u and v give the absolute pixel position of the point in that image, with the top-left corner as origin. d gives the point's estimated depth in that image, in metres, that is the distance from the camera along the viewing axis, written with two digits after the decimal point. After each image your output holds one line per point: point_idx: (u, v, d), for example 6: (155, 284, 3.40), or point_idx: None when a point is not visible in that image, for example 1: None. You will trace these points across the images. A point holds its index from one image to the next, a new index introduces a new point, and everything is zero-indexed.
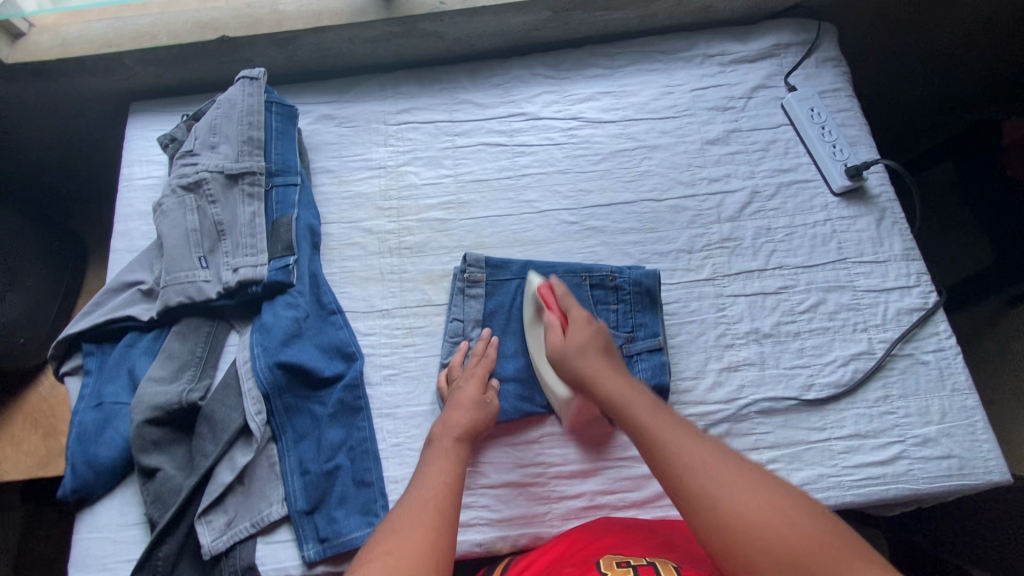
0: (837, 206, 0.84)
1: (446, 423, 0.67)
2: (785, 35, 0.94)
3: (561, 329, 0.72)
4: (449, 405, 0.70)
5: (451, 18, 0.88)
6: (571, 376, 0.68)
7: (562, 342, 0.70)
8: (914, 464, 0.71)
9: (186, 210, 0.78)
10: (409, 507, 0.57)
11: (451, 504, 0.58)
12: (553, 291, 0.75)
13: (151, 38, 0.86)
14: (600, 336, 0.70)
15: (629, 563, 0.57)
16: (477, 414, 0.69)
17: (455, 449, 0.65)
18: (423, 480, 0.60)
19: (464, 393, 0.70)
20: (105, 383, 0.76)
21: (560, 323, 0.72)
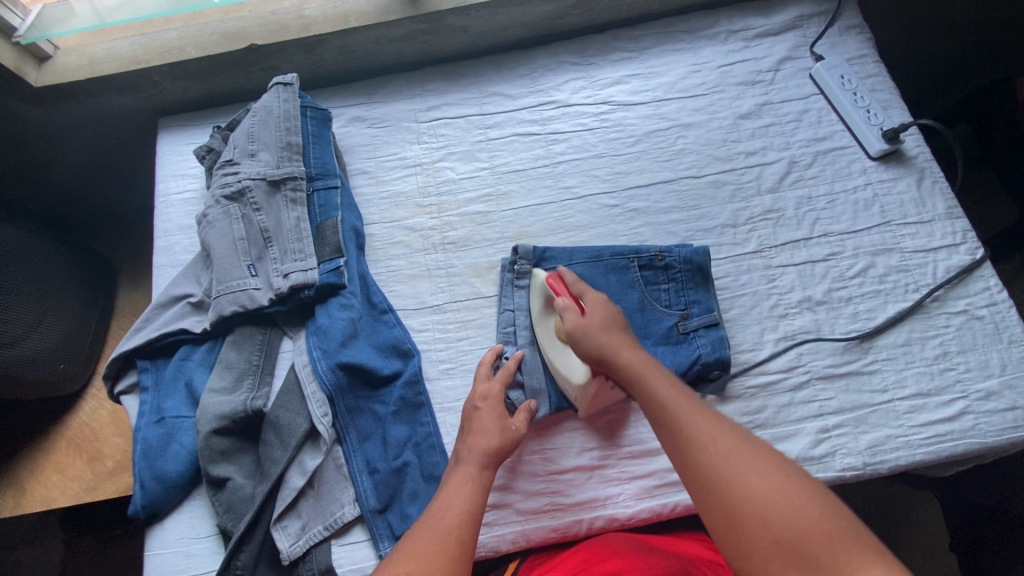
0: (875, 170, 0.84)
1: (471, 446, 0.66)
2: (806, 7, 0.95)
3: (577, 310, 0.70)
4: (472, 425, 0.68)
5: (477, 11, 0.88)
6: (591, 352, 0.67)
7: (578, 321, 0.69)
8: (979, 418, 0.71)
9: (232, 219, 0.78)
10: (423, 534, 0.58)
11: (468, 530, 0.59)
12: (562, 279, 0.73)
13: (179, 52, 0.86)
14: (614, 314, 0.70)
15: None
16: (500, 436, 0.67)
17: (476, 474, 0.64)
18: (442, 507, 0.61)
19: (486, 418, 0.68)
20: (165, 398, 0.76)
21: (575, 306, 0.70)
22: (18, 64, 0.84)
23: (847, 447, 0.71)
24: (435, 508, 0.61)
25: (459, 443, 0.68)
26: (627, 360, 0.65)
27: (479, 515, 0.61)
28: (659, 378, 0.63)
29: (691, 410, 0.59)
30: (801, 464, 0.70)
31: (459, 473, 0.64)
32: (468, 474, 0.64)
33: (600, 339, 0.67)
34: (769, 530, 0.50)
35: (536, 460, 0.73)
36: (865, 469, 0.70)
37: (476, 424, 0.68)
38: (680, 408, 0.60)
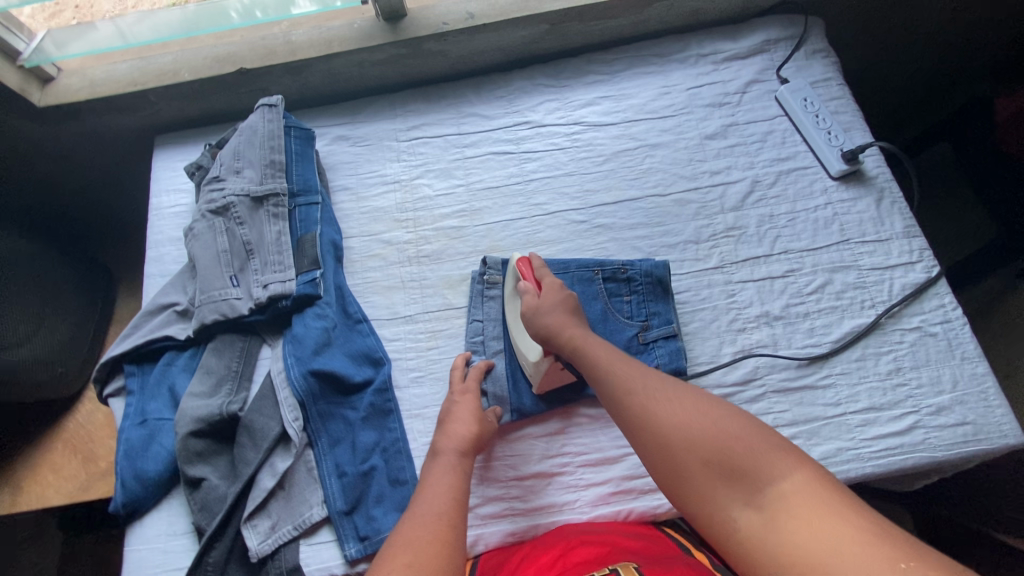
0: (836, 190, 0.87)
1: (449, 436, 0.71)
2: (774, 32, 0.98)
3: (535, 292, 0.77)
4: (450, 420, 0.73)
5: (454, 36, 0.93)
6: (539, 330, 0.74)
7: (534, 302, 0.76)
8: (930, 433, 0.73)
9: (217, 233, 0.83)
10: (414, 520, 0.60)
11: (455, 516, 0.61)
12: (531, 263, 0.80)
13: (175, 75, 0.92)
14: (569, 298, 0.76)
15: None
16: (476, 430, 0.72)
17: (455, 463, 0.68)
18: (431, 497, 0.63)
19: (462, 411, 0.73)
20: (148, 401, 0.80)
21: (533, 288, 0.77)
22: (22, 85, 0.90)
23: None
24: (421, 497, 0.64)
25: (437, 438, 0.72)
26: (569, 334, 0.71)
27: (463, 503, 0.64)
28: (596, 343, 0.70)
29: (626, 366, 0.66)
30: None
31: (441, 463, 0.68)
32: (449, 464, 0.68)
33: (555, 316, 0.74)
34: (700, 458, 0.53)
35: (499, 465, 0.76)
36: None
37: (453, 418, 0.73)
38: (619, 367, 0.66)
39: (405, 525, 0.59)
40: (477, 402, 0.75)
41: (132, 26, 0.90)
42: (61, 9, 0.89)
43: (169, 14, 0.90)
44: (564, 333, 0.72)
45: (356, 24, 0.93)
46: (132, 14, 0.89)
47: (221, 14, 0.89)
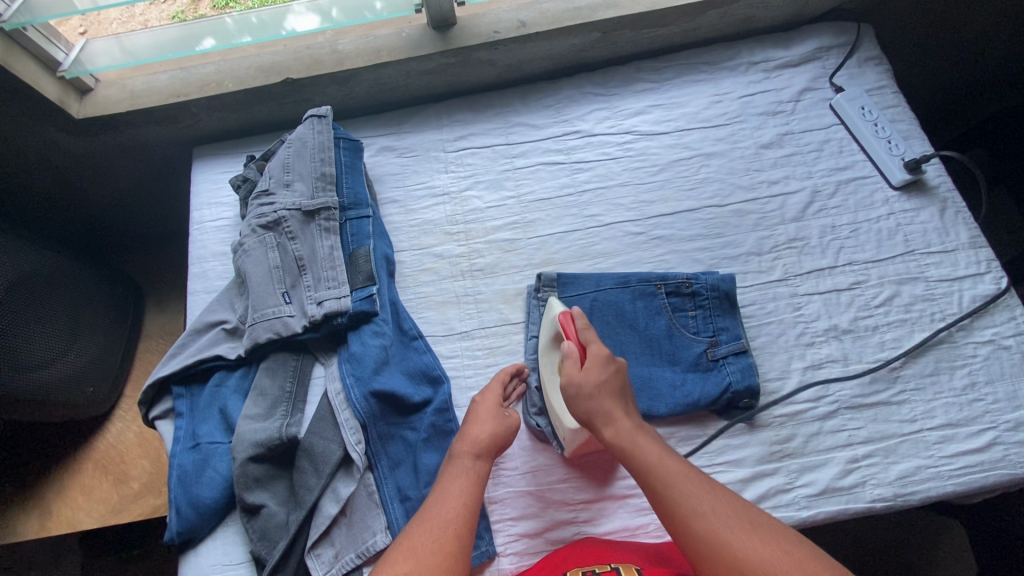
0: (898, 200, 0.85)
1: (466, 437, 0.69)
2: (826, 39, 0.97)
3: (577, 360, 0.71)
4: (468, 420, 0.71)
5: (505, 45, 0.90)
6: (579, 411, 0.68)
7: (577, 375, 0.69)
8: (1010, 449, 0.71)
9: (268, 248, 0.80)
10: (419, 527, 0.62)
11: (461, 521, 0.63)
12: (573, 319, 0.74)
13: (218, 85, 0.89)
14: (615, 377, 0.69)
15: (592, 572, 0.62)
16: (495, 434, 0.70)
17: (465, 466, 0.67)
18: (441, 504, 0.64)
19: (481, 410, 0.72)
20: (200, 424, 0.77)
21: (577, 355, 0.71)
22: (60, 96, 0.87)
23: (877, 477, 0.71)
24: (429, 501, 0.65)
25: (453, 438, 0.71)
26: (595, 404, 0.67)
27: (473, 507, 0.64)
28: (637, 428, 0.67)
29: (663, 459, 0.64)
30: (831, 495, 0.70)
31: (451, 466, 0.68)
32: (456, 467, 0.67)
33: (602, 402, 0.67)
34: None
35: (557, 486, 0.74)
36: (896, 500, 0.70)
37: (469, 417, 0.72)
38: (652, 454, 0.65)
39: (409, 533, 0.62)
40: (498, 403, 0.74)
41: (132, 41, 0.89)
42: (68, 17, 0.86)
43: (168, 30, 0.89)
44: (608, 427, 0.66)
45: (404, 32, 0.91)
46: (132, 32, 0.88)
47: (219, 26, 0.89)
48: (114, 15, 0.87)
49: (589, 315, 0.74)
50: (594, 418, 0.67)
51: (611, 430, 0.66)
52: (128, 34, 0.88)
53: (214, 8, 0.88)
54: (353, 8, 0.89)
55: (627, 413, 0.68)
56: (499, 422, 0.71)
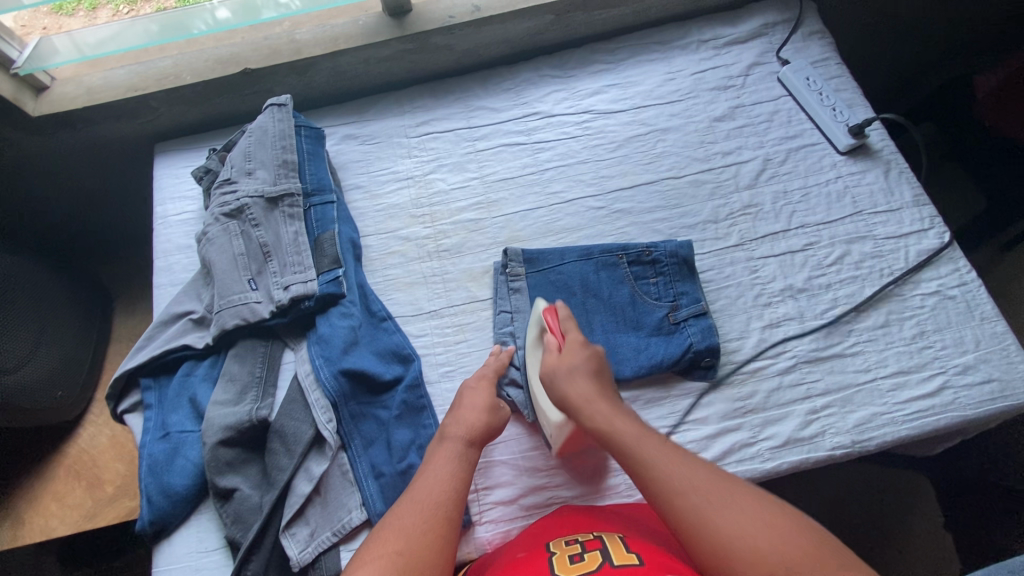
0: (845, 164, 0.89)
1: (458, 423, 0.69)
2: (771, 16, 1.01)
3: (557, 349, 0.74)
4: (458, 408, 0.71)
5: (462, 29, 0.92)
6: (558, 396, 0.70)
7: (555, 361, 0.72)
8: (959, 392, 0.75)
9: (232, 236, 0.80)
10: (409, 507, 0.62)
11: (451, 500, 0.63)
12: (557, 314, 0.77)
13: (176, 79, 0.90)
14: (591, 359, 0.72)
15: (577, 539, 0.62)
16: (483, 419, 0.70)
17: (456, 450, 0.67)
18: (429, 486, 0.64)
19: (473, 399, 0.72)
20: (169, 414, 0.77)
21: (557, 344, 0.74)
22: (15, 95, 0.87)
23: (836, 426, 0.74)
24: (420, 482, 0.65)
25: (444, 423, 0.71)
26: (565, 392, 0.69)
27: (463, 487, 0.65)
28: (626, 425, 0.66)
29: (642, 437, 0.65)
30: (792, 446, 0.73)
31: (441, 450, 0.68)
32: (445, 451, 0.67)
33: (579, 385, 0.69)
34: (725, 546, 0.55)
35: (532, 455, 0.75)
36: (854, 446, 0.73)
37: (459, 403, 0.72)
38: (629, 436, 0.65)
39: (396, 512, 0.62)
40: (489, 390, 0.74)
41: (92, 44, 0.88)
42: (28, 30, 0.87)
43: (132, 29, 0.88)
44: (588, 408, 0.67)
45: (361, 20, 0.92)
46: (92, 32, 0.88)
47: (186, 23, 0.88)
48: (74, 24, 0.88)
49: (578, 332, 0.75)
50: (572, 404, 0.68)
51: (591, 416, 0.67)
52: (81, 30, 0.88)
53: (180, 4, 0.88)
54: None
55: (607, 396, 0.69)
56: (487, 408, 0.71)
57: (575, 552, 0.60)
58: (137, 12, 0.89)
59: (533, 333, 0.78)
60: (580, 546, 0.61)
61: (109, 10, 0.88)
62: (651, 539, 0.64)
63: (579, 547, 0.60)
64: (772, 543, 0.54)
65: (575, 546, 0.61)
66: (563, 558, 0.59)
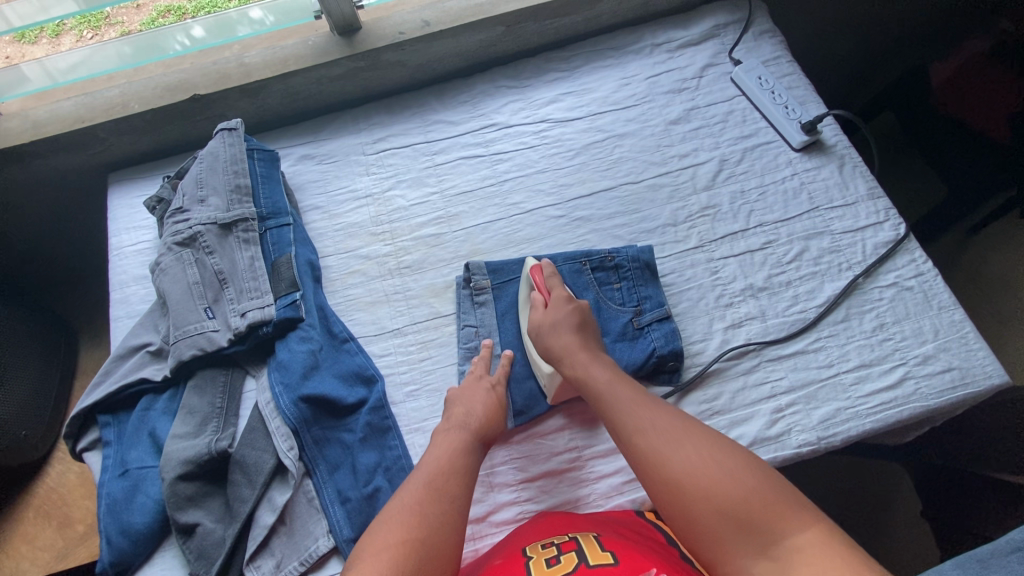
0: (800, 161, 0.90)
1: (466, 414, 0.71)
2: (721, 17, 1.02)
3: (543, 305, 0.77)
4: (458, 399, 0.73)
5: (412, 45, 0.92)
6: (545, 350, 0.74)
7: (541, 317, 0.75)
8: (920, 382, 0.75)
9: (185, 265, 0.79)
10: (426, 494, 0.62)
11: (464, 493, 0.64)
12: (542, 271, 0.80)
13: (123, 107, 0.88)
14: (576, 314, 0.75)
15: (552, 543, 0.61)
16: (492, 413, 0.72)
17: (468, 443, 0.68)
18: (438, 471, 0.65)
19: (472, 390, 0.73)
20: (128, 450, 0.75)
21: (542, 300, 0.77)
22: None
23: (801, 423, 0.74)
24: (437, 470, 0.65)
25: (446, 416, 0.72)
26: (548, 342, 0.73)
27: (472, 481, 0.66)
28: (601, 371, 0.71)
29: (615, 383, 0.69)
30: (759, 446, 0.73)
31: (453, 438, 0.69)
32: (460, 439, 0.68)
33: (562, 337, 0.73)
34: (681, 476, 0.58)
35: (504, 469, 0.74)
36: (820, 443, 0.73)
37: (464, 396, 0.73)
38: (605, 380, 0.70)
39: (411, 495, 0.62)
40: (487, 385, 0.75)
41: (64, 70, 0.89)
42: None
43: (103, 51, 0.89)
44: (567, 356, 0.72)
45: (310, 41, 0.91)
46: (61, 58, 0.88)
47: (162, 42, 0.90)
48: (38, 51, 0.87)
49: (562, 288, 0.78)
50: (557, 353, 0.72)
51: (570, 365, 0.71)
52: (50, 57, 0.87)
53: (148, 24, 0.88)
54: (288, 9, 0.92)
55: (586, 347, 0.73)
56: (496, 406, 0.73)
57: (550, 556, 0.59)
58: (102, 37, 0.88)
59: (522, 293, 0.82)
60: (556, 548, 0.60)
61: (72, 36, 0.86)
62: (632, 539, 0.62)
63: (555, 550, 0.60)
64: (720, 478, 0.56)
65: (550, 549, 0.60)
66: (538, 563, 0.58)
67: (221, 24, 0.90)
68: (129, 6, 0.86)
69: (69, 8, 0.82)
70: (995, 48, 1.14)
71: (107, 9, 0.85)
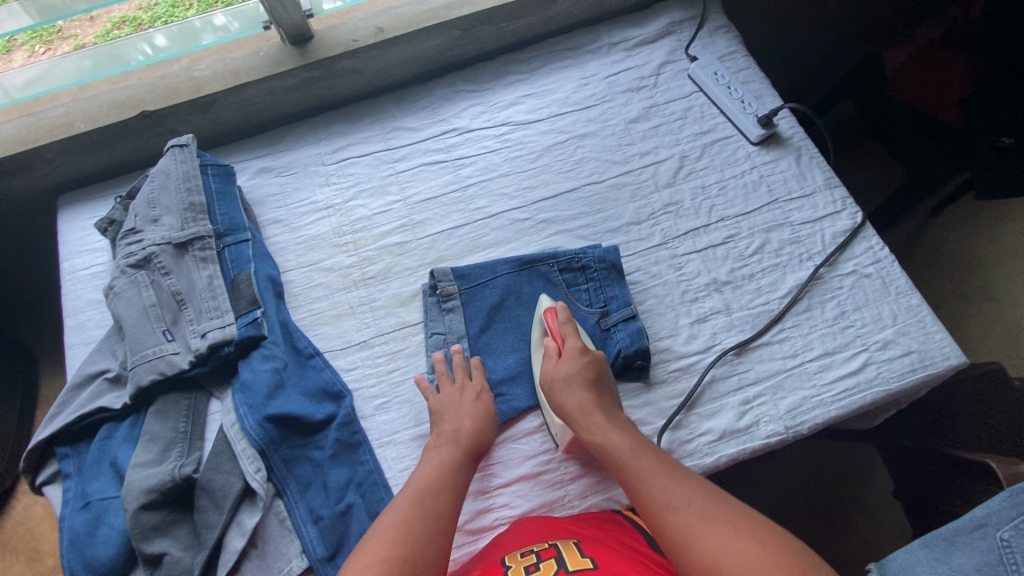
0: (758, 154, 0.91)
1: (459, 430, 0.70)
2: (676, 14, 1.02)
3: (556, 354, 0.75)
4: (447, 412, 0.72)
5: (366, 53, 0.91)
6: (557, 404, 0.71)
7: (554, 368, 0.74)
8: (881, 367, 0.77)
9: (141, 287, 0.77)
10: (415, 510, 0.62)
11: (451, 510, 0.64)
12: (557, 315, 0.78)
13: (69, 127, 0.85)
14: (590, 368, 0.73)
15: (532, 551, 0.60)
16: (481, 429, 0.71)
17: (458, 460, 0.68)
18: (429, 490, 0.64)
19: (463, 403, 0.73)
20: (89, 482, 0.72)
21: (556, 348, 0.76)
22: None
23: (769, 414, 0.75)
24: (426, 487, 0.65)
25: (435, 428, 0.72)
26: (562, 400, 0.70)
27: (460, 497, 0.66)
28: (622, 439, 0.67)
29: (627, 442, 0.67)
30: (729, 439, 0.74)
31: (445, 455, 0.68)
32: (451, 456, 0.68)
33: (576, 394, 0.70)
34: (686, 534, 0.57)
35: (482, 479, 0.73)
36: (788, 432, 0.74)
37: (456, 411, 0.72)
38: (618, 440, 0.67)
39: (399, 511, 0.62)
40: (478, 400, 0.74)
41: (21, 85, 0.88)
42: None
43: (62, 65, 0.88)
44: (583, 418, 0.69)
45: (261, 51, 0.89)
46: (16, 73, 0.86)
47: (123, 53, 0.89)
48: None
49: (576, 338, 0.76)
50: (569, 410, 0.70)
51: (585, 424, 0.69)
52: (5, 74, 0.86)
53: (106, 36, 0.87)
54: (250, 16, 0.91)
55: (604, 406, 0.71)
56: (484, 423, 0.72)
57: (530, 564, 0.57)
58: (55, 51, 0.87)
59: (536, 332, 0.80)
60: (535, 557, 0.58)
61: (24, 52, 0.84)
62: (613, 547, 0.61)
63: (534, 558, 0.58)
64: (769, 565, 0.53)
65: (529, 557, 0.58)
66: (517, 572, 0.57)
67: (183, 34, 0.90)
68: (83, 18, 0.84)
69: (23, 21, 0.81)
70: (946, 36, 1.16)
71: (60, 23, 0.83)
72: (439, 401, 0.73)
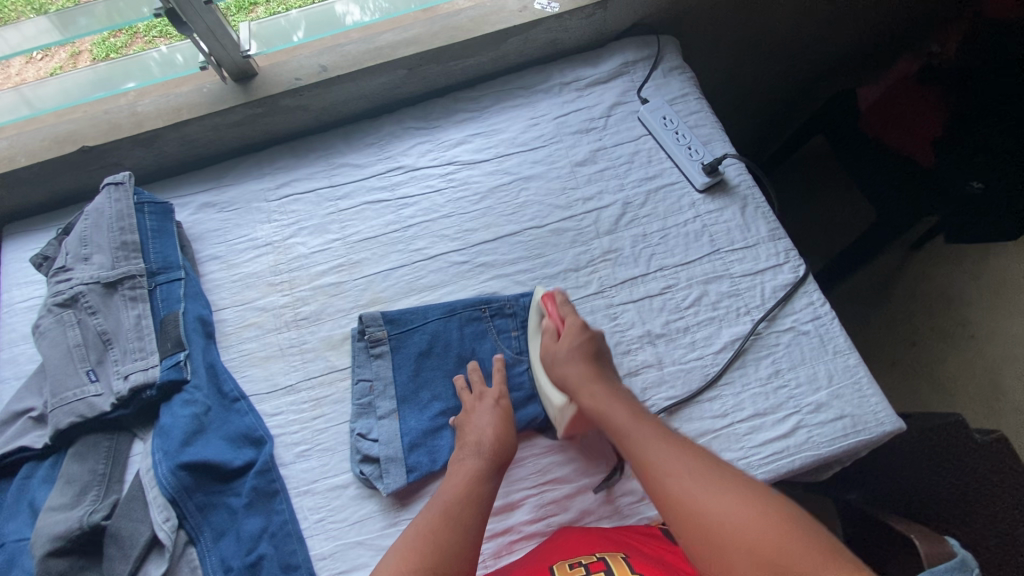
0: (703, 202, 0.89)
1: (479, 437, 0.70)
2: (630, 53, 1.01)
3: (555, 333, 0.77)
4: (466, 420, 0.73)
5: (310, 91, 0.90)
6: (559, 380, 0.74)
7: (554, 345, 0.76)
8: (813, 431, 0.75)
9: (66, 326, 0.77)
10: (439, 522, 0.62)
11: (480, 519, 0.64)
12: (554, 300, 0.80)
13: (9, 160, 0.86)
14: (589, 343, 0.75)
15: (580, 562, 0.61)
16: (503, 437, 0.71)
17: (484, 469, 0.68)
18: (454, 498, 0.65)
19: (480, 413, 0.73)
20: (4, 523, 0.71)
21: (555, 329, 0.77)
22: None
23: None
24: (453, 497, 0.65)
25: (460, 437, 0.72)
26: (564, 373, 0.73)
27: (486, 508, 0.65)
28: (620, 407, 0.69)
29: (637, 418, 0.67)
30: None
31: (470, 465, 0.68)
32: (474, 466, 0.68)
33: (573, 368, 0.73)
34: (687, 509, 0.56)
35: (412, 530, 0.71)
36: None
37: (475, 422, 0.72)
38: (622, 414, 0.68)
39: (427, 519, 0.63)
40: (494, 406, 0.74)
41: (37, 96, 0.85)
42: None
43: (75, 76, 0.85)
44: (586, 387, 0.71)
45: (206, 87, 0.90)
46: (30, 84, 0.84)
47: (140, 65, 0.86)
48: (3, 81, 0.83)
49: (576, 317, 0.78)
50: (569, 379, 0.72)
51: (587, 396, 0.70)
52: (27, 86, 0.84)
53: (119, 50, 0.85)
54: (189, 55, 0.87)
55: (600, 379, 0.72)
56: (504, 427, 0.72)
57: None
58: (54, 58, 0.82)
59: (533, 320, 0.82)
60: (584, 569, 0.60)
61: (23, 59, 0.80)
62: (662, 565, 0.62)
63: (582, 570, 0.60)
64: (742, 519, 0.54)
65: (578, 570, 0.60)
66: None
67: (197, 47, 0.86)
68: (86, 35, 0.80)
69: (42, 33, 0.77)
70: (923, 72, 1.14)
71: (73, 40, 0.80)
72: (461, 417, 0.74)
